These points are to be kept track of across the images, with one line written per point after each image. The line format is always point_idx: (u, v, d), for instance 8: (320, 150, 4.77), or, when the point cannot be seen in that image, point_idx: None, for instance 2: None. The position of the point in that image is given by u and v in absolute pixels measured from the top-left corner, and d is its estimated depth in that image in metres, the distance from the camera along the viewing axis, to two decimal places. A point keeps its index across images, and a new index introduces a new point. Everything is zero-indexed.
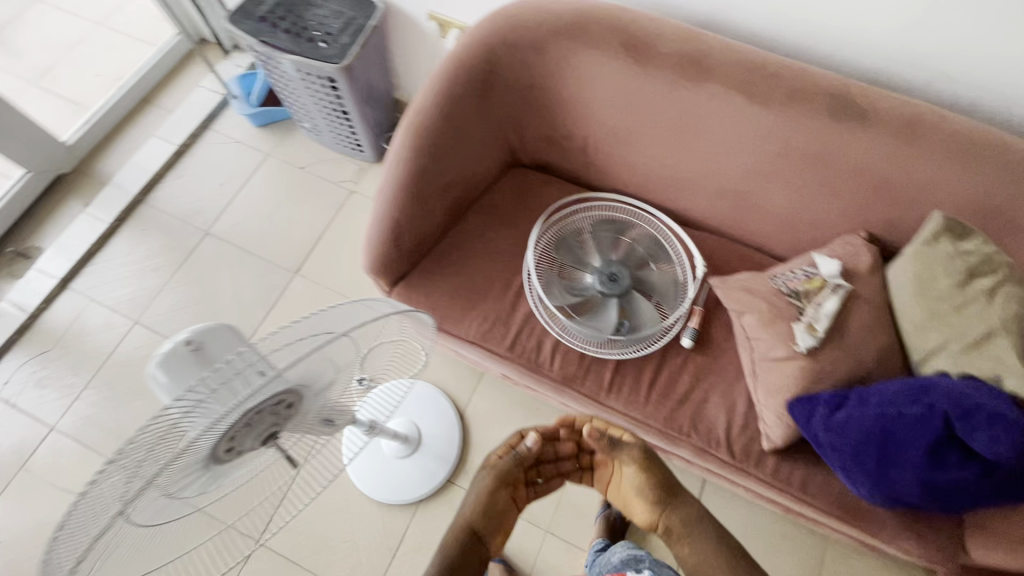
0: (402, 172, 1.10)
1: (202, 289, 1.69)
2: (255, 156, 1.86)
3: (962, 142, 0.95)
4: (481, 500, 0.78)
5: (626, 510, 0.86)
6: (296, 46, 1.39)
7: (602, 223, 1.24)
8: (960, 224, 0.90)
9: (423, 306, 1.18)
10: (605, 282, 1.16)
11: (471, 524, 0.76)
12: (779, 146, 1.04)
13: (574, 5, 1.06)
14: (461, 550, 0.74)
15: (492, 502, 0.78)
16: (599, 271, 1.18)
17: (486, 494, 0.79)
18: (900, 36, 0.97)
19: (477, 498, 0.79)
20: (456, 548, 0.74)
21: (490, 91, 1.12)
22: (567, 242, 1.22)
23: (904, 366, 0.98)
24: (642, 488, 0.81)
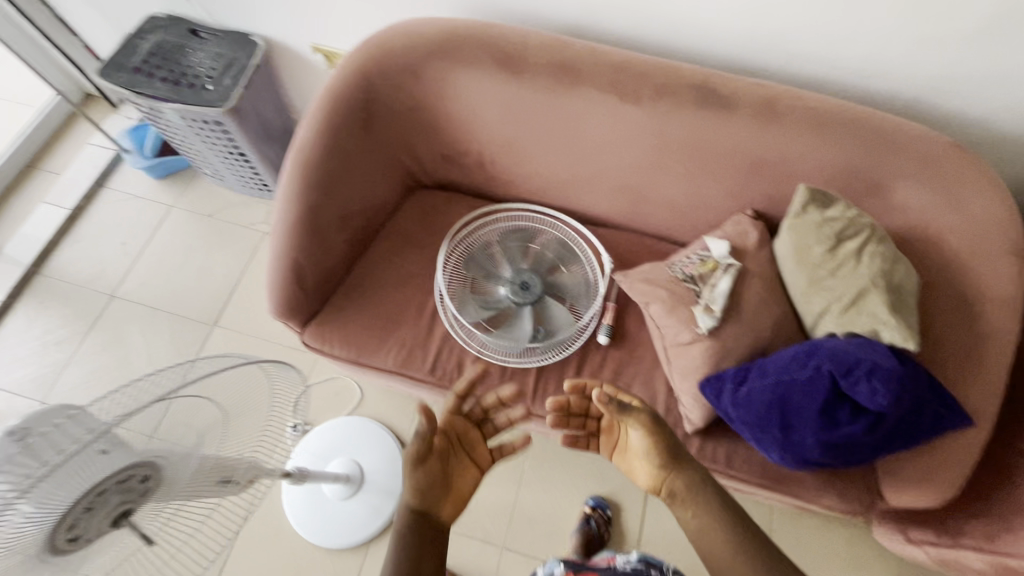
0: (294, 211, 1.07)
1: (112, 356, 1.59)
2: (157, 210, 1.79)
3: (819, 116, 1.01)
4: (416, 479, 0.77)
5: (630, 473, 0.87)
6: (176, 93, 1.33)
7: (509, 234, 1.25)
8: (823, 194, 0.95)
9: (338, 342, 1.15)
10: (517, 292, 1.18)
11: (414, 504, 0.75)
12: (657, 140, 1.08)
13: (442, 26, 1.07)
14: (410, 531, 0.73)
15: (427, 478, 0.77)
16: (510, 282, 1.19)
17: (421, 473, 0.77)
18: (748, 25, 1.03)
19: (411, 480, 0.77)
20: (407, 530, 0.74)
21: (372, 118, 1.11)
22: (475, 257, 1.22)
23: (800, 332, 1.03)
24: (650, 451, 0.82)
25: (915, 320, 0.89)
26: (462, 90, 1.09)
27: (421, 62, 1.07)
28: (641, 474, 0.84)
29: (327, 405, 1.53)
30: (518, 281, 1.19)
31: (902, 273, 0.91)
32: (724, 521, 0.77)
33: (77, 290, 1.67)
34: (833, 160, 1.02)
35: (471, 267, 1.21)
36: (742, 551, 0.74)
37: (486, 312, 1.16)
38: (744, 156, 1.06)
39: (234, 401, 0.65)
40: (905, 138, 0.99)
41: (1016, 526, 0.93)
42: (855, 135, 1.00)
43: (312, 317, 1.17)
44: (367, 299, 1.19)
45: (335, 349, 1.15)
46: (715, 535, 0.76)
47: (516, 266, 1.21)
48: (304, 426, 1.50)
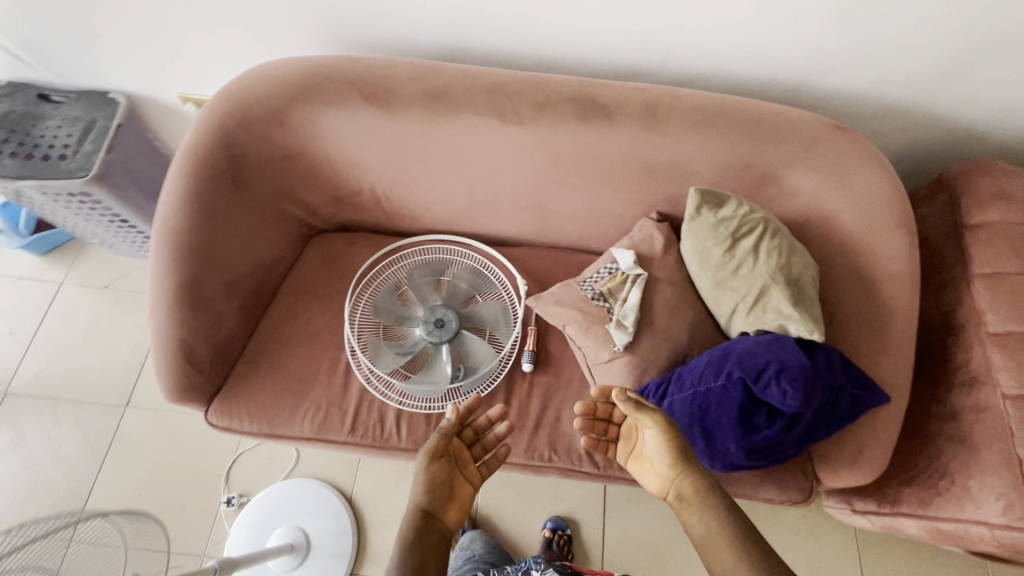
0: (169, 288, 0.98)
1: (13, 460, 1.44)
2: (45, 290, 1.63)
3: (701, 112, 1.00)
4: (424, 481, 0.79)
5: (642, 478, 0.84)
6: (28, 169, 1.21)
7: (418, 268, 1.18)
8: (714, 194, 0.94)
9: (247, 416, 1.07)
10: (433, 330, 1.11)
11: (422, 505, 0.78)
12: (548, 156, 1.04)
13: (301, 67, 1.00)
14: (416, 532, 0.75)
15: (431, 479, 0.79)
16: (424, 320, 1.12)
17: (427, 476, 0.80)
18: (616, 28, 1.01)
19: (419, 482, 0.80)
20: (413, 533, 0.75)
21: (242, 173, 1.03)
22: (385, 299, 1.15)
23: (717, 331, 1.01)
24: (661, 450, 0.80)
25: (817, 309, 0.89)
26: (335, 132, 1.03)
27: (283, 109, 0.99)
28: (653, 477, 0.81)
29: (262, 473, 1.44)
30: (432, 318, 1.12)
31: (800, 264, 0.91)
32: (728, 526, 0.74)
33: None
34: (722, 156, 1.00)
35: (381, 311, 1.12)
36: (743, 556, 0.71)
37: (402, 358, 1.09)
38: (636, 161, 1.03)
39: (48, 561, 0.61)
40: (786, 124, 0.99)
41: (945, 491, 0.94)
42: (738, 128, 0.99)
43: (215, 394, 1.08)
44: (273, 363, 1.10)
45: (246, 424, 1.07)
46: (719, 545, 0.73)
47: (428, 302, 1.15)
48: (239, 498, 1.41)
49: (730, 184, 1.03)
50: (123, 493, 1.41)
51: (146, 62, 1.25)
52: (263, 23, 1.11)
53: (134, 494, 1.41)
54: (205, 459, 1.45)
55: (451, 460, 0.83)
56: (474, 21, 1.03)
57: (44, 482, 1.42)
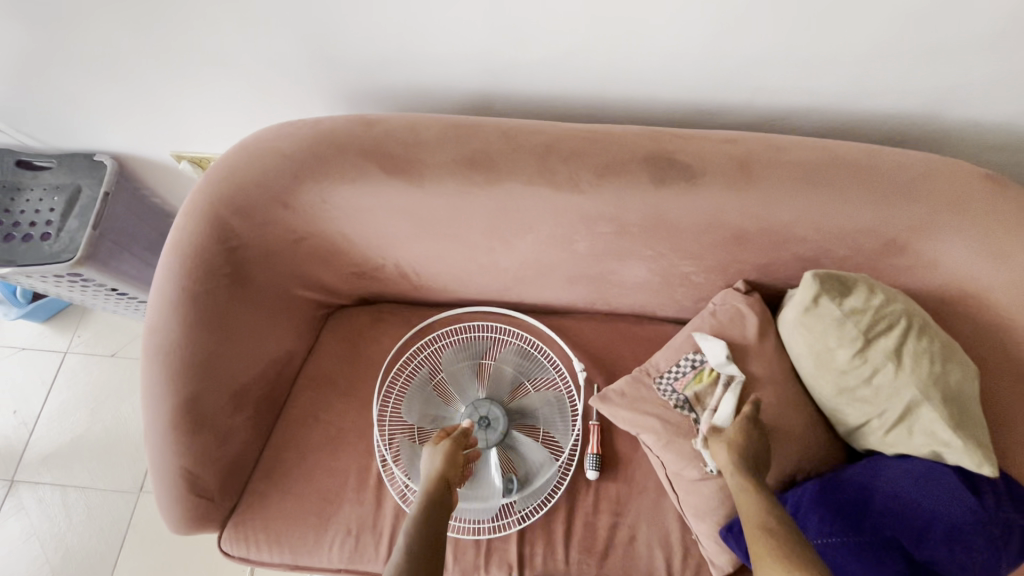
0: (165, 411, 0.82)
1: (21, 557, 1.32)
2: (49, 361, 1.50)
3: (810, 166, 0.78)
4: (448, 454, 0.78)
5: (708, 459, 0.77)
6: (9, 253, 1.06)
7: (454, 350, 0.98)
8: (839, 278, 0.73)
9: (265, 544, 0.91)
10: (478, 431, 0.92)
11: (444, 475, 0.76)
12: (613, 227, 0.83)
13: (307, 136, 0.81)
14: (436, 497, 0.73)
15: (454, 456, 0.79)
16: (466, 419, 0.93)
17: (451, 451, 0.79)
18: (696, 65, 0.80)
19: (442, 456, 0.78)
20: (433, 496, 0.73)
21: (244, 265, 0.85)
22: (420, 392, 0.95)
23: (832, 439, 0.81)
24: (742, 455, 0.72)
25: (985, 433, 0.69)
26: (351, 211, 0.84)
27: (286, 190, 0.81)
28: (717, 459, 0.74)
29: None
30: (476, 416, 0.93)
31: (958, 372, 0.70)
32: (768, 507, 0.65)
33: None
34: (838, 221, 0.79)
35: (415, 414, 0.93)
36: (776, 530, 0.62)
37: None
38: (725, 229, 0.82)
39: None
40: (922, 179, 0.77)
41: None
42: (859, 185, 0.77)
43: (228, 517, 0.92)
44: (293, 477, 0.94)
45: (266, 554, 0.91)
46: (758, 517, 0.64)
47: (468, 395, 0.96)
48: None
49: (845, 252, 0.81)
50: None
51: (131, 122, 1.08)
52: (261, 76, 0.93)
53: None
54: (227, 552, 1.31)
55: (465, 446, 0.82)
56: (514, 64, 0.84)
57: None
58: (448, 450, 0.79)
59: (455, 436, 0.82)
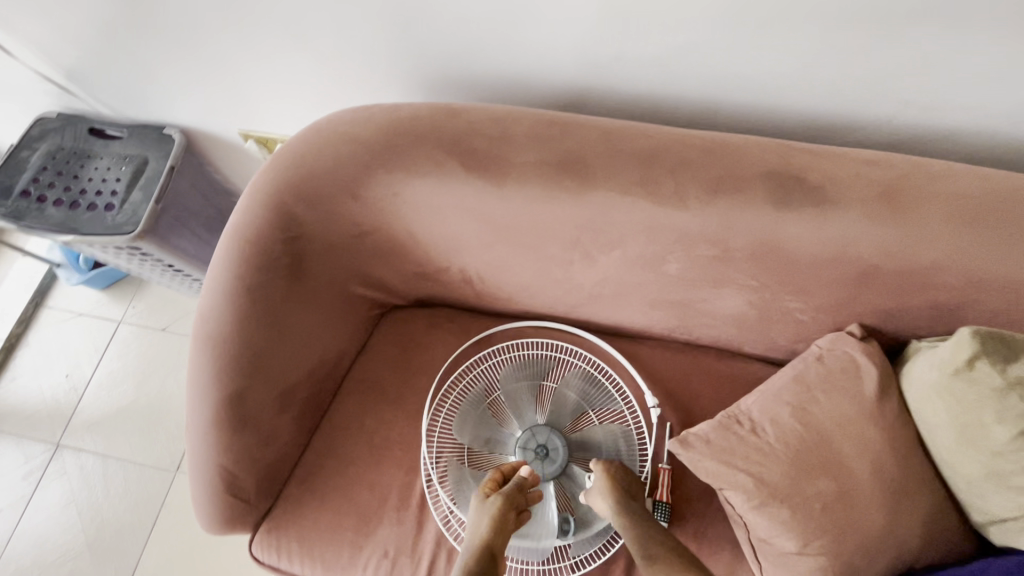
0: (208, 405, 0.77)
1: (59, 522, 1.32)
2: (103, 330, 1.51)
3: (969, 201, 0.65)
4: (495, 515, 0.71)
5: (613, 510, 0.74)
6: (73, 221, 1.04)
7: (513, 367, 0.88)
8: (1003, 341, 0.60)
9: (297, 554, 0.85)
10: (534, 461, 0.83)
11: (490, 543, 0.68)
12: (715, 250, 0.72)
13: (384, 124, 0.74)
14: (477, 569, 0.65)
15: (502, 518, 0.71)
16: (522, 446, 0.84)
17: (499, 512, 0.72)
18: (838, 70, 0.68)
19: (487, 519, 0.71)
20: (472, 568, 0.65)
21: (304, 258, 0.79)
22: (473, 410, 0.86)
23: (962, 527, 0.68)
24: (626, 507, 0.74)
25: None
26: (423, 208, 0.77)
27: (357, 180, 0.75)
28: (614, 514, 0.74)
29: None
30: (534, 444, 0.84)
31: None
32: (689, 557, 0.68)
33: (14, 441, 1.40)
34: (1000, 268, 0.65)
35: (466, 434, 0.84)
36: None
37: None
38: (852, 265, 0.69)
39: None
40: None
41: None
42: None
43: (262, 521, 0.87)
44: (332, 487, 0.88)
45: (297, 566, 0.85)
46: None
47: (526, 420, 0.86)
48: None
49: (1002, 305, 0.68)
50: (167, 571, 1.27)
51: (203, 96, 1.05)
52: (340, 56, 0.87)
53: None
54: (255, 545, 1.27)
55: (518, 501, 0.75)
56: (620, 59, 0.74)
57: (89, 552, 1.29)
58: (497, 510, 0.72)
59: (507, 489, 0.75)
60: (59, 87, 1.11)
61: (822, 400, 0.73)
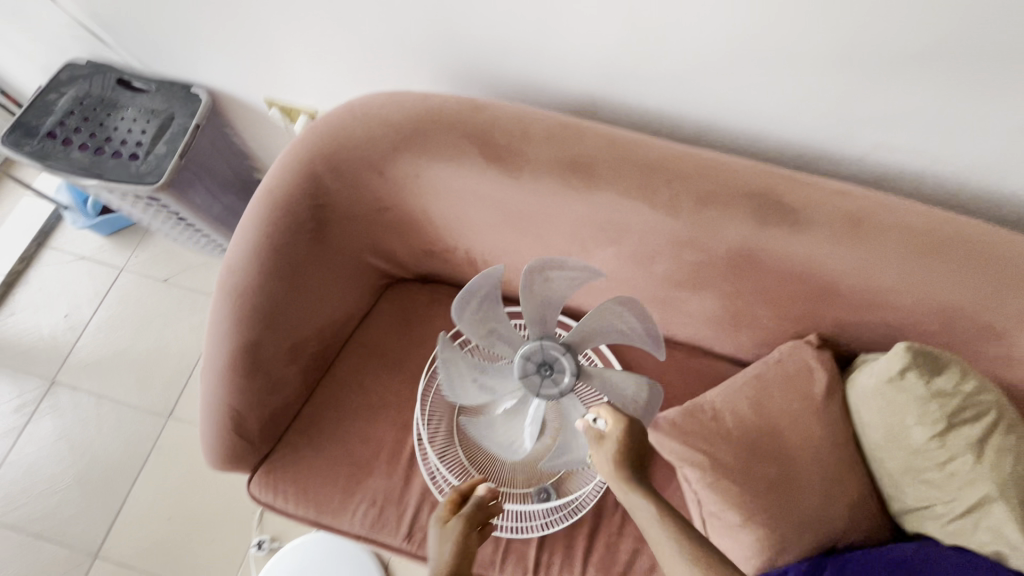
0: (226, 351, 0.84)
1: (51, 454, 1.37)
2: (105, 275, 1.55)
3: (921, 236, 0.75)
4: (456, 544, 0.71)
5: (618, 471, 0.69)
6: (97, 166, 1.09)
7: (550, 271, 0.67)
8: (932, 356, 0.69)
9: (292, 496, 0.92)
10: (536, 376, 0.72)
11: (455, 566, 0.71)
12: (699, 256, 0.81)
13: (413, 109, 0.81)
14: None
15: (463, 546, 0.72)
16: (525, 355, 0.71)
17: (460, 539, 0.71)
18: (825, 108, 0.77)
19: (448, 549, 0.71)
20: None
21: (326, 224, 0.86)
22: (484, 310, 0.69)
23: (883, 516, 0.78)
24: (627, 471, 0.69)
25: None
26: (441, 190, 0.84)
27: (384, 158, 0.81)
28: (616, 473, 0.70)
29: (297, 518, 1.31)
30: (544, 357, 0.71)
31: None
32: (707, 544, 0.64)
33: (11, 373, 1.44)
34: (938, 295, 0.75)
35: (465, 326, 0.70)
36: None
37: (484, 394, 0.74)
38: (816, 280, 0.79)
39: None
40: None
41: None
42: (970, 263, 0.73)
43: (261, 462, 0.94)
44: (330, 438, 0.95)
45: (291, 506, 0.92)
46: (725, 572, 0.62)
47: (545, 326, 0.72)
48: (271, 542, 1.28)
49: (938, 328, 0.78)
50: (155, 511, 1.32)
51: (235, 61, 1.09)
52: (376, 43, 0.93)
53: (165, 516, 1.32)
54: (240, 493, 1.34)
55: (479, 521, 0.73)
56: (634, 76, 0.82)
57: (77, 487, 1.34)
58: (458, 537, 0.72)
59: (465, 514, 0.73)
60: (92, 35, 1.14)
61: (777, 397, 0.83)
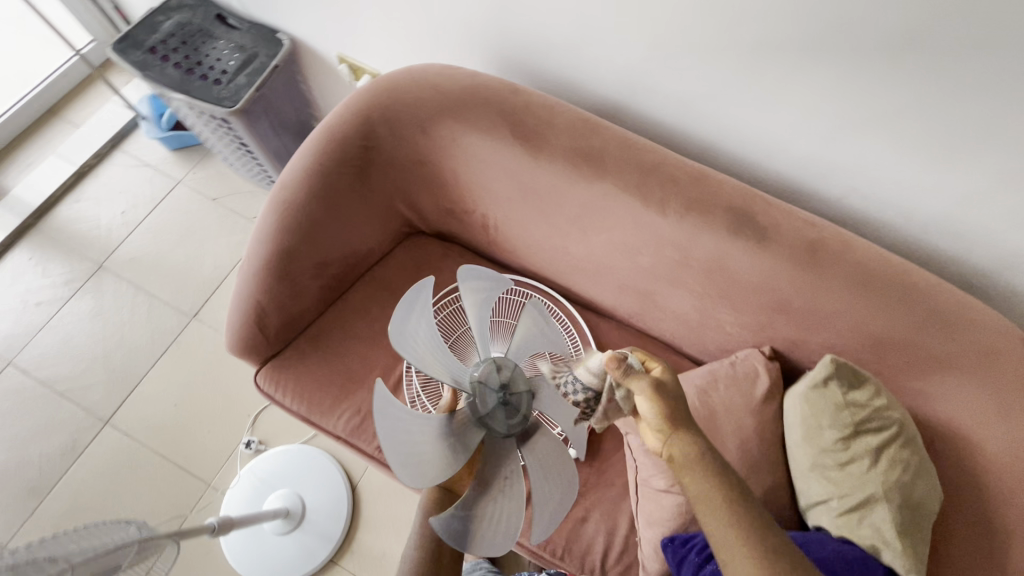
0: (265, 252, 0.99)
1: (85, 327, 1.54)
2: (163, 184, 1.73)
3: (868, 271, 0.85)
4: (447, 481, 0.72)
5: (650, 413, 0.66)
6: (185, 83, 1.25)
7: (416, 310, 0.59)
8: (853, 371, 0.82)
9: (290, 392, 1.06)
10: (502, 407, 0.60)
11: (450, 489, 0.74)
12: (677, 254, 0.93)
13: (463, 82, 0.95)
14: None
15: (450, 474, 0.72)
16: (480, 417, 0.60)
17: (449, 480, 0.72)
18: (810, 148, 0.90)
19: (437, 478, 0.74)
20: None
21: (370, 164, 1.01)
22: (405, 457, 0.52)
23: (793, 510, 0.88)
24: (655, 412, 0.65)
25: (925, 548, 0.75)
26: (471, 155, 0.98)
27: (429, 118, 0.96)
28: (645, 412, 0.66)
29: (285, 428, 1.45)
30: (491, 391, 0.61)
31: (922, 489, 0.78)
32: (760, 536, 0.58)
33: (67, 251, 1.62)
34: (876, 326, 0.86)
35: (429, 479, 0.54)
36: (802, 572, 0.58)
37: (512, 502, 0.57)
38: (772, 294, 0.91)
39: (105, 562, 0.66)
40: (971, 320, 0.82)
41: None
42: (908, 302, 0.84)
43: (270, 359, 1.08)
44: (332, 351, 1.09)
45: (287, 400, 1.07)
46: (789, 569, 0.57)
47: (457, 378, 0.62)
48: (258, 444, 1.43)
49: (872, 356, 0.88)
50: (164, 395, 1.48)
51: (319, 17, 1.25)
52: (441, 22, 1.08)
53: (172, 401, 1.47)
54: (240, 396, 1.49)
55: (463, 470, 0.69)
56: (653, 90, 0.95)
57: (103, 359, 1.51)
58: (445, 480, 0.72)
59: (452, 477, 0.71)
60: None
61: (722, 390, 0.94)
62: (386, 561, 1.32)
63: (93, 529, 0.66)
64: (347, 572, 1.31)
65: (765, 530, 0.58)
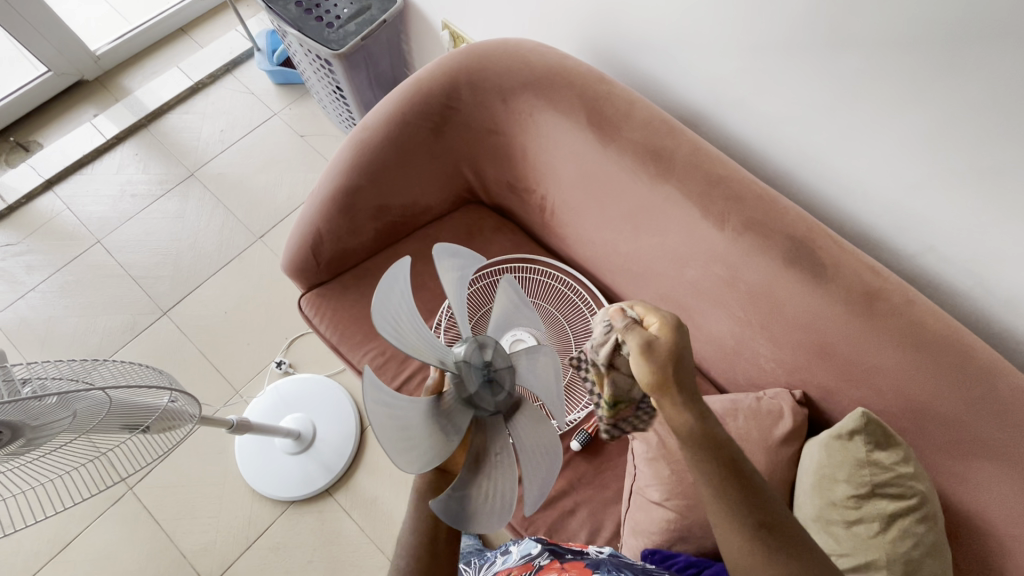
0: (334, 185, 1.05)
1: (167, 225, 1.69)
2: (262, 112, 1.86)
3: (927, 334, 0.80)
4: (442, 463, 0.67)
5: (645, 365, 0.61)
6: (301, 21, 1.34)
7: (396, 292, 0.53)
8: (884, 431, 0.77)
9: (326, 321, 1.12)
10: (490, 387, 0.57)
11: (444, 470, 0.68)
12: (726, 274, 0.91)
13: (553, 62, 0.97)
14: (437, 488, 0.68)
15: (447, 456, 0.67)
16: (466, 397, 0.56)
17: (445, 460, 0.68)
18: (893, 195, 0.85)
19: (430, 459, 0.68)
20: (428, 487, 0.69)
21: (448, 124, 1.06)
22: (399, 441, 0.48)
23: None
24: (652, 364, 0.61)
25: None
26: (545, 133, 1.00)
27: (512, 90, 0.99)
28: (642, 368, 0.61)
29: (316, 359, 1.54)
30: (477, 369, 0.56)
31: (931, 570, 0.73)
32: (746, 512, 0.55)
33: (168, 155, 1.78)
34: (921, 392, 0.81)
35: (422, 462, 0.50)
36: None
37: (507, 475, 0.55)
38: (816, 334, 0.87)
39: (135, 415, 0.73)
40: None
41: None
42: (963, 376, 0.78)
43: (316, 286, 1.15)
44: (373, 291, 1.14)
45: (321, 325, 1.13)
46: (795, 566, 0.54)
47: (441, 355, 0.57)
48: (288, 367, 1.51)
49: (910, 424, 0.83)
50: (218, 302, 1.60)
51: None
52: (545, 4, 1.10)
53: (224, 309, 1.59)
54: (282, 319, 1.58)
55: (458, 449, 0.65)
56: (741, 105, 0.93)
57: (175, 256, 1.65)
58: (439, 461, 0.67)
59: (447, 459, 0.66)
60: None
61: (741, 420, 0.91)
62: (376, 506, 1.37)
63: (126, 371, 0.74)
64: (339, 506, 1.37)
65: (757, 506, 0.56)
